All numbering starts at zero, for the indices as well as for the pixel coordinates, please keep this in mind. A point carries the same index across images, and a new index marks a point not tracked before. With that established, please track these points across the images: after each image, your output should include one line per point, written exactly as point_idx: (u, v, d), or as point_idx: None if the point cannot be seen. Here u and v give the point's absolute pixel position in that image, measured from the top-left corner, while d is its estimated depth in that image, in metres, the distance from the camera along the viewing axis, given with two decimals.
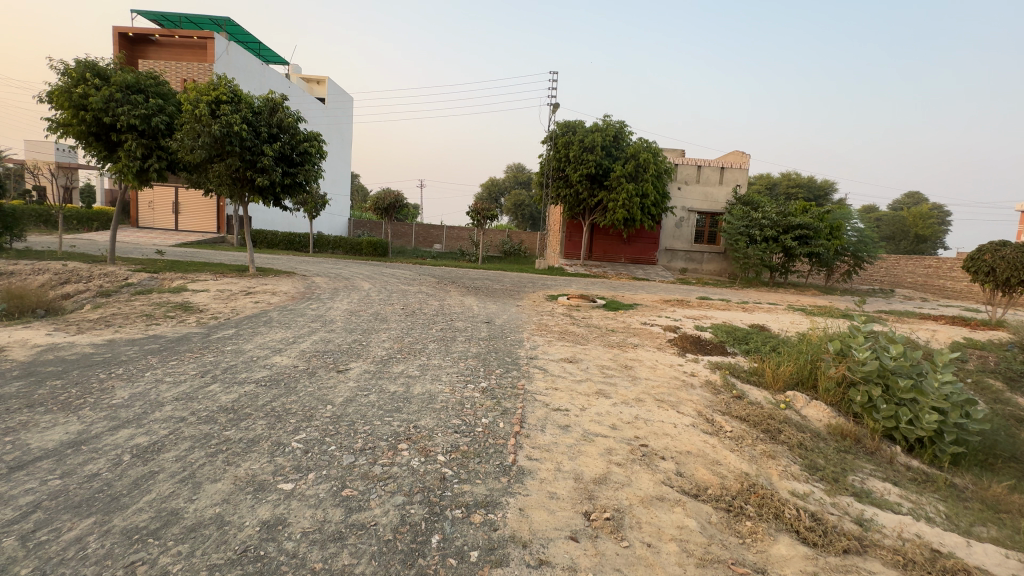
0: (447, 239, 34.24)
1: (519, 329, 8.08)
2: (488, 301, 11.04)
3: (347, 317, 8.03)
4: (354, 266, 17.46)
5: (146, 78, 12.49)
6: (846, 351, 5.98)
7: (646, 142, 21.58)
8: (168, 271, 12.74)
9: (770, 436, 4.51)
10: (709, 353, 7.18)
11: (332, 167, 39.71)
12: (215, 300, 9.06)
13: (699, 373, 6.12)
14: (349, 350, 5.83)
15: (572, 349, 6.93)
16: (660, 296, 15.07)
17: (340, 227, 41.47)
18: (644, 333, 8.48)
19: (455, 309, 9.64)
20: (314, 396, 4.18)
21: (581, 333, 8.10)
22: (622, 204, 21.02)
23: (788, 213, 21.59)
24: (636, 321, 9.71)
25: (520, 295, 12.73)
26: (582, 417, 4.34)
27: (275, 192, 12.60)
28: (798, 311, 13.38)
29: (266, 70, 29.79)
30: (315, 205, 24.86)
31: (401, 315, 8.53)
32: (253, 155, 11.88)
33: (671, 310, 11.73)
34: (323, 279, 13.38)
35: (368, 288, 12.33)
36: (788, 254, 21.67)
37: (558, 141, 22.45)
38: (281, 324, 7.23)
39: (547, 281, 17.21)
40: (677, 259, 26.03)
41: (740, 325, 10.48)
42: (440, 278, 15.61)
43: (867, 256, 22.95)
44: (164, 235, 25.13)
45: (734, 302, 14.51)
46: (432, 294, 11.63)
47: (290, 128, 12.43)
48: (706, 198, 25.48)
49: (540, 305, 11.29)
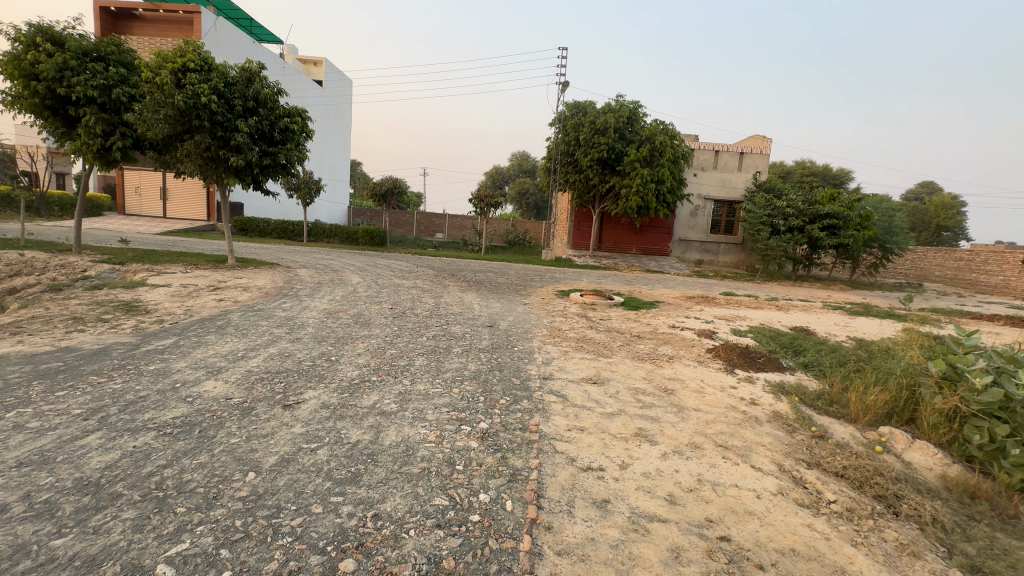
0: (449, 228, 32.88)
1: (529, 336, 6.72)
2: (490, 299, 9.68)
3: (323, 320, 6.71)
4: (346, 257, 16.15)
5: (107, 44, 11.05)
6: (953, 376, 4.60)
7: (662, 124, 20.08)
8: (135, 261, 11.45)
9: (890, 511, 3.18)
10: (762, 368, 5.85)
11: (330, 153, 38.24)
12: (172, 298, 7.77)
13: (759, 399, 4.79)
14: (312, 370, 4.52)
15: (595, 364, 5.58)
16: (680, 291, 13.71)
17: (338, 215, 40.14)
18: (678, 340, 7.13)
19: (452, 308, 8.29)
20: (235, 454, 2.86)
21: (602, 341, 6.75)
22: (636, 190, 19.54)
23: (815, 201, 19.99)
24: (662, 323, 8.38)
25: (527, 291, 11.37)
26: (625, 484, 3.01)
27: (252, 173, 11.26)
28: (838, 310, 11.99)
29: (258, 49, 28.30)
30: (309, 191, 23.53)
31: (387, 317, 7.19)
32: (225, 131, 10.50)
33: (697, 310, 10.33)
34: (308, 272, 12.05)
35: (357, 282, 11.02)
36: (813, 246, 20.15)
37: (567, 123, 20.91)
38: (237, 330, 5.90)
39: (555, 274, 15.87)
40: (691, 250, 24.61)
41: (782, 328, 9.10)
42: (439, 271, 14.29)
43: (896, 248, 21.53)
44: (150, 222, 23.87)
45: (762, 299, 13.16)
46: (429, 290, 10.35)
47: (268, 101, 10.97)
48: (724, 186, 23.96)
49: (550, 302, 9.93)
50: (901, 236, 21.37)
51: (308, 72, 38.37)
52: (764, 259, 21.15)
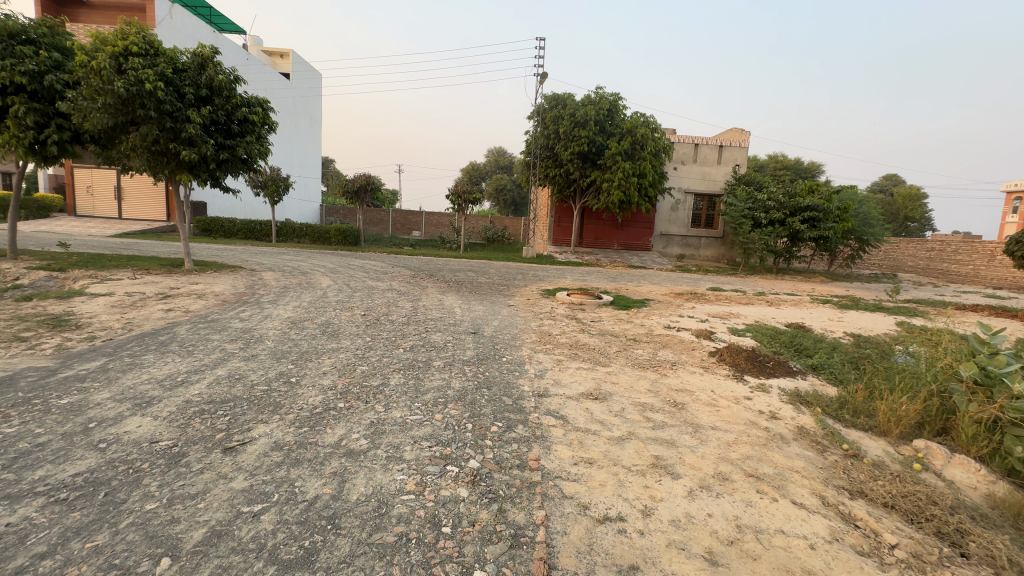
0: (426, 226, 31.99)
1: (517, 343, 6.11)
2: (472, 302, 9.01)
3: (284, 331, 5.95)
4: (317, 258, 15.24)
5: (37, 26, 9.89)
6: (987, 381, 4.13)
7: (643, 116, 19.67)
8: (77, 267, 10.35)
9: (958, 553, 2.69)
10: (773, 374, 5.37)
11: (299, 149, 36.74)
12: (112, 309, 6.87)
13: (779, 412, 4.29)
14: (265, 397, 3.80)
15: (594, 375, 5.00)
16: (667, 287, 13.32)
17: (310, 214, 38.75)
18: (677, 343, 6.62)
19: (431, 313, 7.60)
20: (148, 531, 2.16)
21: (598, 347, 6.18)
22: (618, 184, 19.10)
23: (795, 193, 19.94)
24: (657, 323, 7.88)
25: (510, 292, 10.74)
26: (654, 541, 2.42)
27: (208, 169, 10.29)
28: (827, 304, 11.76)
29: (218, 39, 26.77)
30: (276, 189, 22.35)
31: (359, 326, 6.45)
32: (175, 122, 9.53)
33: (689, 308, 9.89)
34: (274, 275, 11.17)
35: (327, 285, 10.21)
36: (794, 239, 20.11)
37: (547, 116, 20.31)
38: (182, 347, 5.09)
39: (538, 272, 15.29)
40: (672, 245, 24.40)
41: (779, 325, 8.72)
42: (416, 271, 13.54)
43: (872, 240, 21.73)
44: (104, 223, 22.31)
45: (751, 294, 12.86)
46: (406, 292, 9.62)
47: (223, 89, 10.00)
48: (704, 179, 23.79)
49: (536, 303, 9.33)
50: (877, 227, 21.58)
51: (274, 64, 36.75)
52: (746, 253, 21.03)
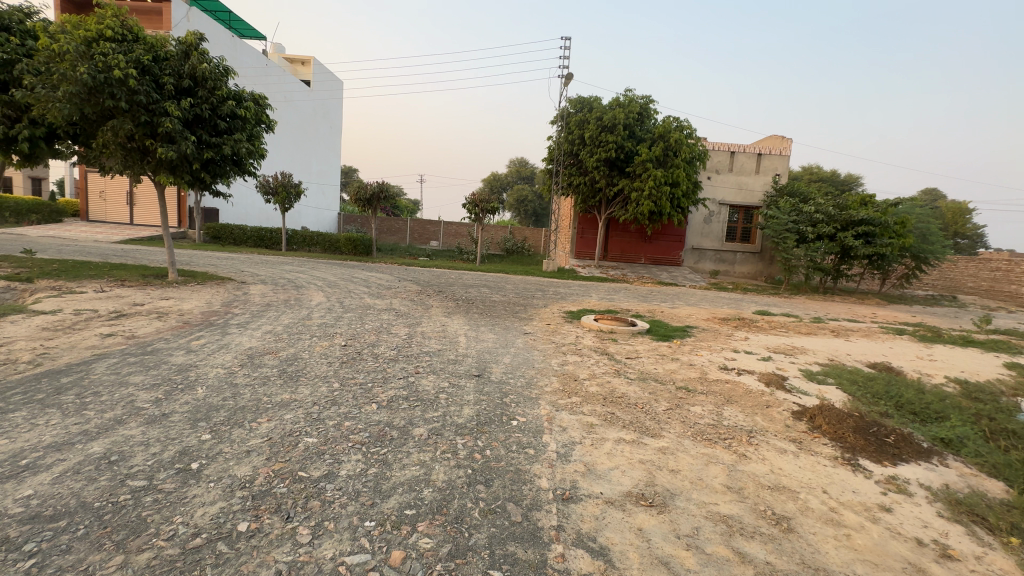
0: (444, 236, 30.86)
1: (533, 395, 4.62)
2: (481, 328, 7.53)
3: (231, 371, 4.57)
4: (320, 269, 14.09)
5: (10, 10, 8.94)
6: None
7: (677, 120, 18.11)
8: (47, 277, 9.30)
9: None
10: (901, 457, 3.73)
11: (318, 156, 36.18)
12: (42, 333, 5.62)
13: (952, 545, 2.67)
14: (129, 507, 2.38)
15: (642, 457, 3.47)
16: (708, 310, 11.64)
17: (328, 223, 38.20)
18: (746, 397, 5.01)
19: (429, 345, 6.17)
20: None
21: (643, 401, 4.63)
22: (648, 193, 17.51)
23: (846, 206, 18.05)
24: (710, 364, 6.27)
25: (528, 314, 9.23)
26: None
27: (191, 169, 9.19)
28: (902, 336, 9.92)
29: (235, 44, 26.36)
30: (287, 196, 21.52)
31: (332, 364, 5.05)
32: (152, 115, 8.45)
33: (741, 339, 8.24)
34: (263, 289, 9.97)
35: (319, 303, 8.94)
36: (845, 255, 18.09)
37: (571, 120, 18.94)
38: (77, 398, 3.73)
39: (559, 289, 13.80)
40: (704, 260, 22.61)
41: (859, 366, 7.02)
42: (423, 286, 12.19)
43: (932, 258, 19.55)
44: (113, 229, 21.78)
45: (806, 320, 11.12)
46: (405, 315, 8.22)
47: (209, 80, 8.89)
48: (741, 190, 22.00)
49: (558, 330, 7.81)
50: (937, 244, 19.45)
51: (295, 71, 36.35)
52: (788, 270, 19.14)
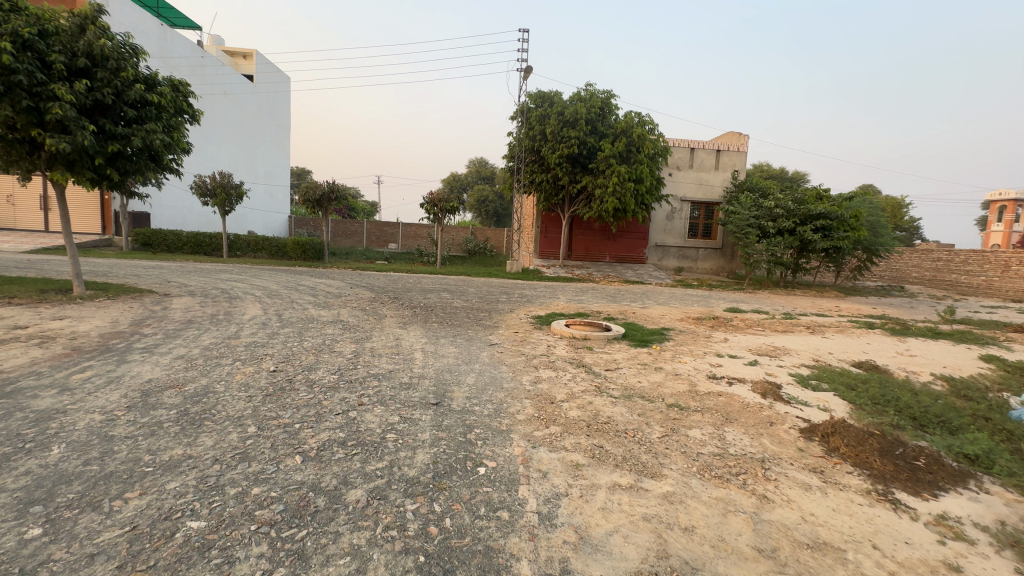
0: (402, 238, 29.59)
1: (505, 427, 3.80)
2: (440, 340, 6.63)
3: (109, 418, 3.50)
4: (262, 277, 12.77)
5: None
6: None
7: (639, 114, 17.77)
8: None
9: None
10: (940, 486, 3.16)
11: (264, 156, 33.98)
12: None
13: None
14: None
15: (646, 512, 2.73)
16: (680, 309, 11.18)
17: (278, 227, 36.05)
18: (746, 414, 4.38)
19: (379, 366, 5.25)
20: None
21: (634, 428, 3.90)
22: (612, 190, 17.08)
23: (804, 200, 18.27)
24: (697, 374, 5.64)
25: (493, 321, 8.39)
26: None
27: (93, 165, 7.83)
28: (873, 329, 9.77)
29: (165, 33, 24.24)
30: (227, 198, 19.80)
31: (253, 398, 4.06)
32: (37, 99, 7.07)
33: (721, 340, 7.74)
34: (189, 303, 8.71)
35: (255, 316, 7.82)
36: (804, 249, 18.29)
37: (531, 115, 18.26)
38: None
39: (524, 291, 13.05)
40: (668, 257, 22.50)
41: (846, 366, 6.63)
42: (378, 293, 11.14)
43: (882, 250, 20.14)
44: (24, 237, 19.37)
45: (777, 317, 10.85)
46: (353, 328, 7.21)
47: (110, 60, 7.55)
48: (701, 186, 22.00)
49: (528, 339, 7.04)
50: (886, 236, 20.04)
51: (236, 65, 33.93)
52: (750, 266, 19.19)
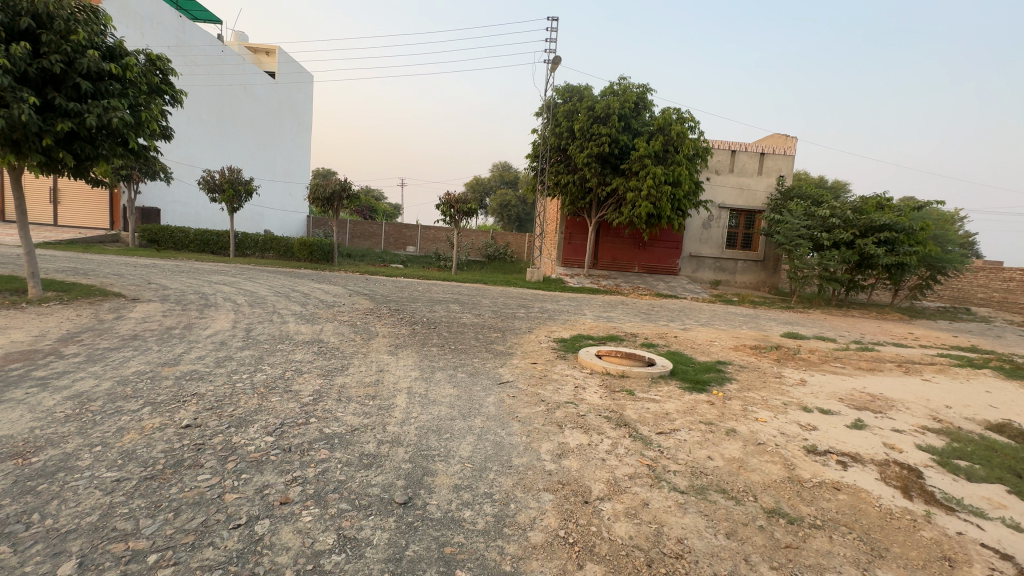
0: (421, 241, 28.39)
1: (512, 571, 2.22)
2: (436, 376, 5.10)
3: None
4: (255, 280, 11.56)
5: None
6: None
7: (677, 111, 16.09)
8: None
9: None
10: None
11: (284, 154, 33.36)
12: None
13: None
14: None
15: None
16: (730, 333, 9.41)
17: (295, 226, 35.35)
18: (901, 540, 2.72)
19: (342, 420, 3.73)
20: None
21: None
22: (646, 193, 15.40)
23: (863, 209, 16.24)
24: (789, 445, 3.96)
25: (506, 345, 6.83)
26: None
27: (38, 144, 6.62)
28: (978, 369, 7.82)
29: (183, 24, 23.66)
30: (236, 194, 18.85)
31: (118, 488, 2.58)
32: None
33: (798, 382, 6.00)
34: (152, 311, 7.43)
35: (218, 331, 6.46)
36: (862, 265, 16.23)
37: (559, 110, 16.75)
38: None
39: (545, 304, 11.48)
40: (704, 268, 20.62)
41: (985, 431, 4.84)
42: (377, 304, 9.73)
43: (949, 268, 17.84)
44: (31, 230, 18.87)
45: (850, 347, 8.96)
46: (329, 353, 5.73)
47: (58, 20, 6.33)
48: (742, 192, 20.07)
49: (550, 375, 5.46)
50: (955, 252, 17.73)
51: (258, 63, 33.36)
52: (798, 281, 17.18)
